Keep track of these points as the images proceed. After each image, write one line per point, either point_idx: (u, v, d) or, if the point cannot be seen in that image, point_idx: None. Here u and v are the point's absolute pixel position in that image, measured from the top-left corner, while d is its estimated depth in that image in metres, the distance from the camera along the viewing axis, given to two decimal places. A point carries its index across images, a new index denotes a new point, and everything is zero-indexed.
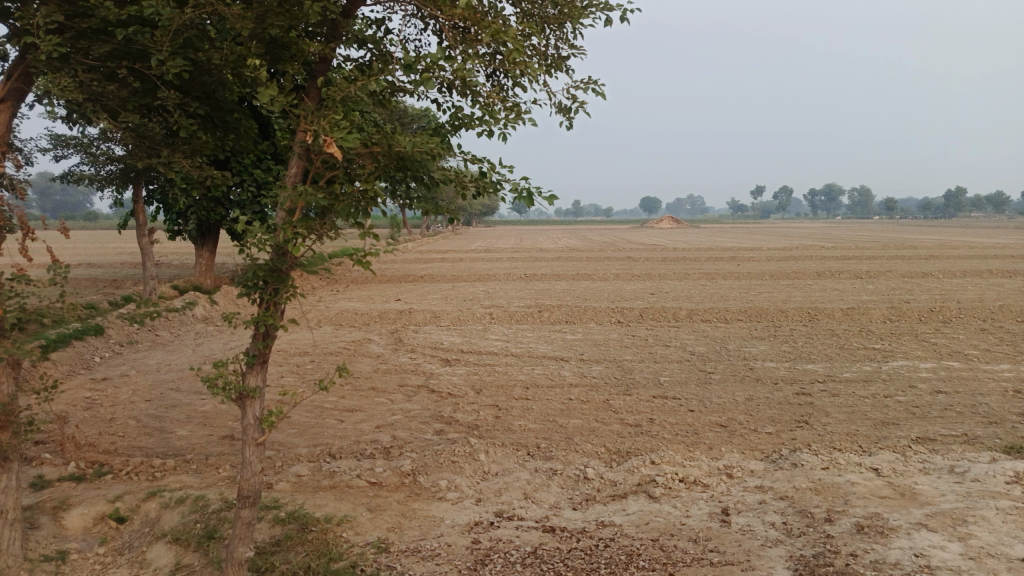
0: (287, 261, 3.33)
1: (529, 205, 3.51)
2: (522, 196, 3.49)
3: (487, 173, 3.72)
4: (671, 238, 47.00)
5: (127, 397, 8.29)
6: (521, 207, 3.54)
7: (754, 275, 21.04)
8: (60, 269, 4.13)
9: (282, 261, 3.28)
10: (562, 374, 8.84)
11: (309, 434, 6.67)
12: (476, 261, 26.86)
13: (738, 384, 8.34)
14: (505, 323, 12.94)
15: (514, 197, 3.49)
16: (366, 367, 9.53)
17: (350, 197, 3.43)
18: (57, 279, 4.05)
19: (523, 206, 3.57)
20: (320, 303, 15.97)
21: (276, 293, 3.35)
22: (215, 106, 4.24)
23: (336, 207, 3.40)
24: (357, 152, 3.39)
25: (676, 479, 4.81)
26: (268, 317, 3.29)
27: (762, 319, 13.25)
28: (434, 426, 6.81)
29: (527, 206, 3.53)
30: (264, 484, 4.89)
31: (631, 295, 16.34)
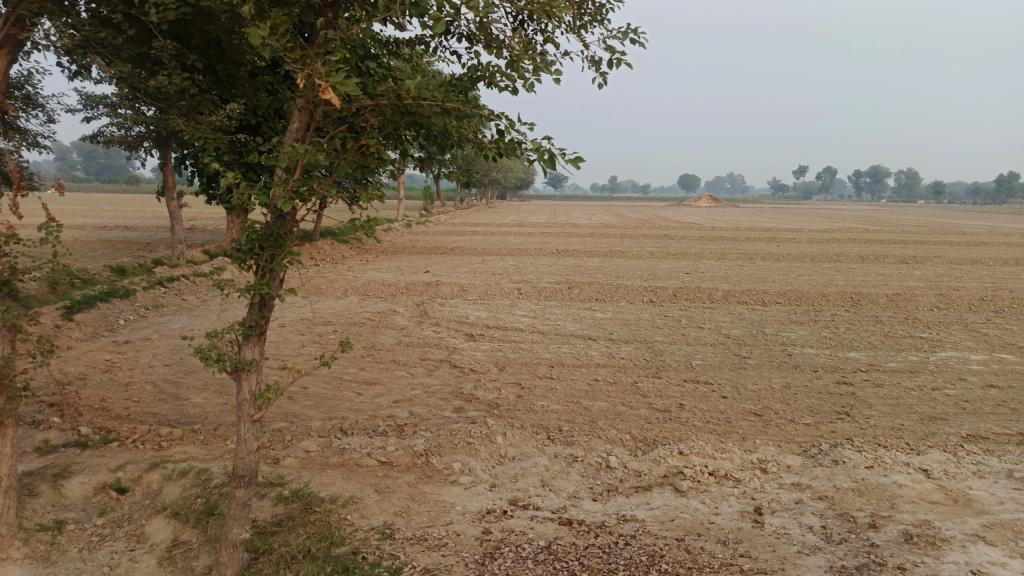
0: (285, 224, 3.05)
1: (551, 168, 3.16)
2: (543, 159, 3.14)
3: (507, 132, 3.37)
4: (709, 217, 46.16)
5: (147, 361, 8.20)
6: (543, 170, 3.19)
7: (794, 257, 20.40)
8: (53, 229, 3.96)
9: (279, 224, 3.01)
10: (589, 353, 8.53)
11: (324, 407, 6.47)
12: (508, 235, 26.51)
13: (774, 371, 7.93)
14: (533, 299, 12.63)
15: (535, 159, 3.14)
16: (389, 339, 9.32)
17: (355, 155, 3.13)
18: (49, 239, 3.87)
19: (545, 168, 3.22)
20: (348, 272, 15.82)
21: (273, 259, 3.07)
22: (217, 58, 3.98)
23: (339, 165, 3.09)
24: (362, 104, 3.08)
25: (705, 472, 4.49)
26: (263, 285, 3.02)
27: (802, 303, 12.73)
28: (454, 403, 6.56)
29: (549, 170, 3.18)
30: (271, 459, 4.68)
31: (665, 274, 15.90)
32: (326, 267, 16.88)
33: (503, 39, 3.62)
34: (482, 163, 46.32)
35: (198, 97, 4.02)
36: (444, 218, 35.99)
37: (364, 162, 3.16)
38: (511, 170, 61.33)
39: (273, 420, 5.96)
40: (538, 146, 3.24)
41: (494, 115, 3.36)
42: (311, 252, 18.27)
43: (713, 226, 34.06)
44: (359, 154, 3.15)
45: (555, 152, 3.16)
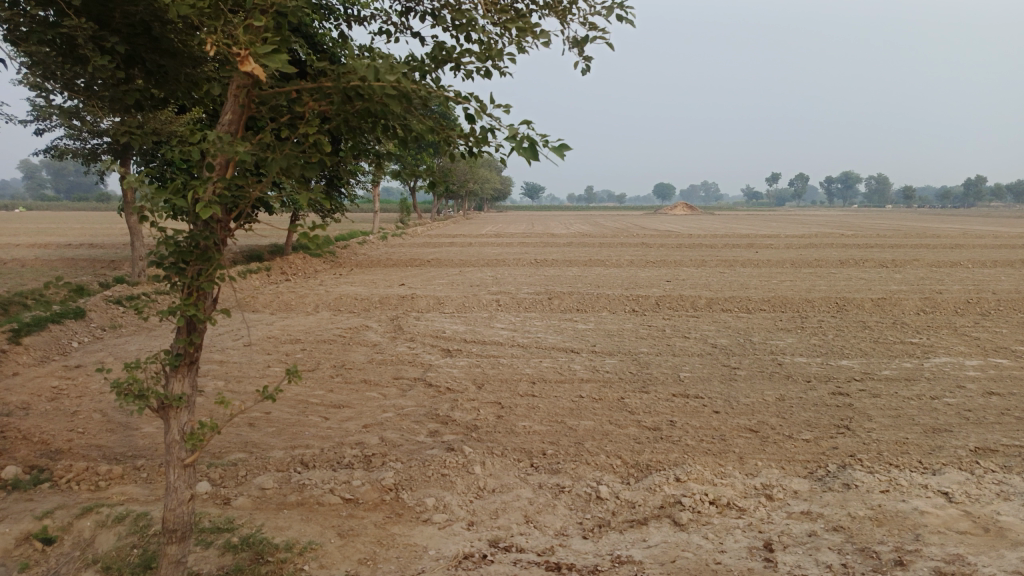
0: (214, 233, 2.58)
1: (532, 159, 2.70)
2: (522, 147, 2.68)
3: (477, 119, 2.92)
4: (685, 224, 46.13)
5: (97, 387, 7.61)
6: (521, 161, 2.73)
7: (775, 262, 20.19)
8: None
9: (204, 232, 2.54)
10: (572, 367, 8.08)
11: (287, 434, 5.94)
12: (485, 245, 26.08)
13: (766, 382, 7.53)
14: (512, 310, 12.18)
15: (512, 147, 2.68)
16: (360, 357, 8.82)
17: (295, 148, 2.67)
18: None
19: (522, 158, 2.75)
20: (320, 287, 15.26)
21: (200, 275, 2.59)
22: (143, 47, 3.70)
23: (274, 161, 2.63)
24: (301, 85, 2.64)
25: (705, 502, 4.05)
26: (187, 305, 2.52)
27: (787, 309, 12.40)
28: (428, 427, 6.09)
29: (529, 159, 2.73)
30: (221, 500, 4.17)
31: (646, 282, 15.54)
32: (296, 282, 16.29)
33: (473, 15, 3.20)
34: (459, 171, 45.78)
35: (122, 85, 3.70)
36: (420, 230, 35.49)
37: (305, 159, 2.69)
38: (487, 180, 61.12)
39: (230, 453, 5.43)
40: (513, 132, 2.77)
41: (461, 97, 2.91)
42: (283, 266, 17.69)
43: (692, 234, 33.90)
44: (300, 149, 2.69)
45: (536, 138, 2.71)
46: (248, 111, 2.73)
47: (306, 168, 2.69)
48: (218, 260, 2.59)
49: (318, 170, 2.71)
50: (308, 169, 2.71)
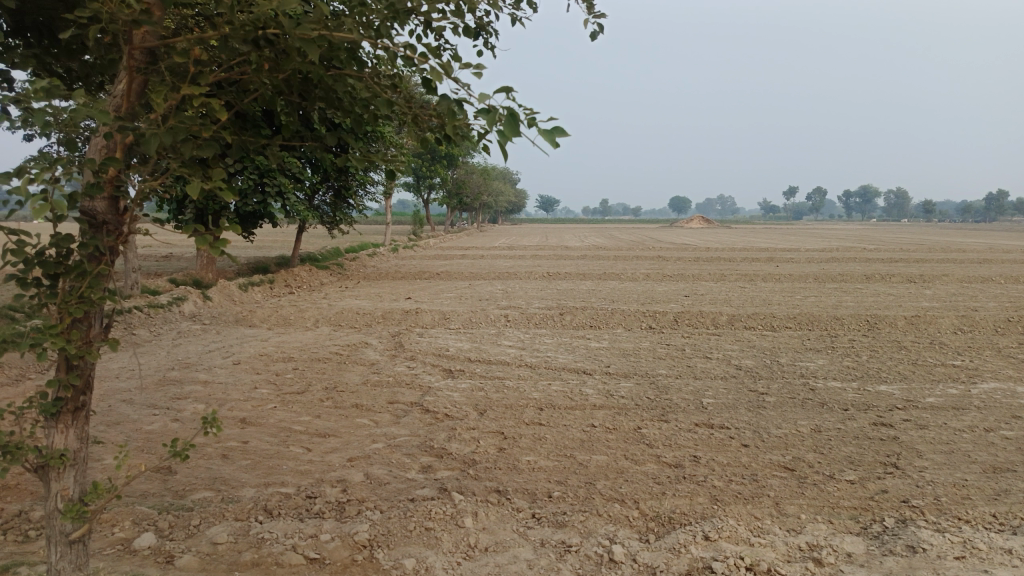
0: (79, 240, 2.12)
1: (514, 140, 2.14)
2: (500, 121, 2.12)
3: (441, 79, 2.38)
4: (699, 237, 45.35)
5: None
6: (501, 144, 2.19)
7: (797, 277, 19.39)
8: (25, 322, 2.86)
9: (64, 237, 2.08)
10: (584, 391, 7.37)
11: (261, 470, 5.29)
12: (497, 258, 25.44)
13: (798, 411, 6.78)
14: (521, 327, 11.50)
15: (486, 124, 2.13)
16: (356, 378, 8.17)
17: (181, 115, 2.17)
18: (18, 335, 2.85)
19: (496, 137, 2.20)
20: (323, 301, 14.65)
21: (71, 294, 2.13)
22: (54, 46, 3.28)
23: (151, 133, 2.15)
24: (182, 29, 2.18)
25: (740, 567, 3.36)
26: (48, 334, 2.05)
27: (814, 328, 11.64)
28: (420, 461, 5.42)
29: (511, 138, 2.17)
30: (164, 559, 3.52)
31: (663, 297, 14.80)
32: (300, 295, 15.72)
33: None
34: (473, 182, 45.18)
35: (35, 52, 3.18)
36: (432, 242, 34.96)
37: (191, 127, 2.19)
38: (500, 193, 60.69)
39: (194, 493, 4.79)
40: (487, 102, 2.20)
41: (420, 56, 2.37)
42: (287, 278, 17.14)
43: (709, 247, 33.09)
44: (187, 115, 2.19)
45: (516, 113, 2.14)
46: (135, 75, 2.38)
47: (198, 145, 2.36)
48: (93, 274, 2.15)
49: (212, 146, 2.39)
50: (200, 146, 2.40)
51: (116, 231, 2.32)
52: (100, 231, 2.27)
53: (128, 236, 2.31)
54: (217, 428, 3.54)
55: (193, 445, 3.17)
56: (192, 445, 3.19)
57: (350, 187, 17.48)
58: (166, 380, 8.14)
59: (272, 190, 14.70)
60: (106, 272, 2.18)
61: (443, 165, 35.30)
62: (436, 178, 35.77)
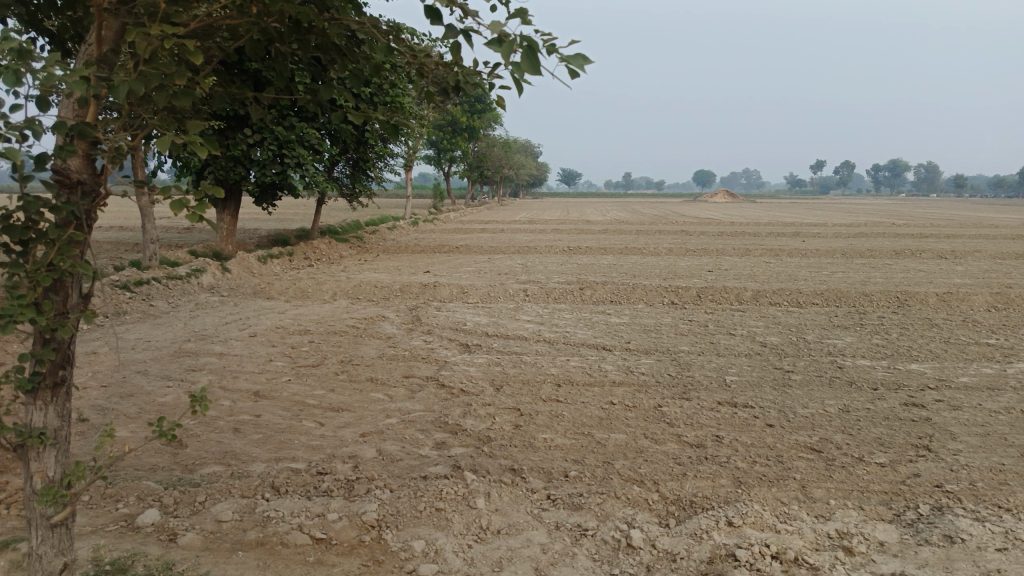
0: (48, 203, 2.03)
1: (533, 74, 1.97)
2: (516, 54, 1.94)
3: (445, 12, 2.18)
4: (722, 212, 44.70)
5: (84, 380, 6.93)
6: (519, 79, 2.02)
7: (824, 252, 18.94)
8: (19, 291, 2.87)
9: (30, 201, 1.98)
10: (603, 368, 7.19)
11: (272, 444, 5.19)
12: (517, 232, 25.20)
13: (826, 390, 6.55)
14: (540, 302, 11.31)
15: (502, 57, 1.94)
16: (371, 351, 8.06)
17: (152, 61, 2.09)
18: None
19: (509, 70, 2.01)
20: (342, 274, 14.54)
21: (42, 264, 2.04)
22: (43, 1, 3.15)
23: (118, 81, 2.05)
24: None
25: (766, 554, 3.19)
26: (16, 304, 1.98)
27: (842, 304, 11.32)
28: (434, 438, 5.29)
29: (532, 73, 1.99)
30: (167, 537, 3.41)
31: (686, 272, 14.51)
32: (319, 268, 15.65)
33: None
34: (494, 155, 44.78)
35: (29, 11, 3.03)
36: (452, 216, 34.76)
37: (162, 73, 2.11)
38: (522, 167, 60.12)
39: (203, 468, 4.69)
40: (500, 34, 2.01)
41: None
42: (306, 251, 17.08)
43: (732, 221, 32.55)
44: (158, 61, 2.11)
45: (534, 44, 1.96)
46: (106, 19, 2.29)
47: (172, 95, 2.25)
48: (65, 242, 2.06)
49: (186, 97, 2.23)
50: (172, 98, 2.28)
51: (92, 192, 2.27)
52: (74, 192, 2.21)
53: (105, 197, 2.26)
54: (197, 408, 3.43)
55: (178, 425, 3.05)
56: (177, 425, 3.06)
57: (368, 159, 17.33)
58: (182, 352, 8.07)
59: (291, 161, 14.55)
60: (78, 238, 2.09)
61: (464, 138, 34.99)
62: (457, 151, 35.47)
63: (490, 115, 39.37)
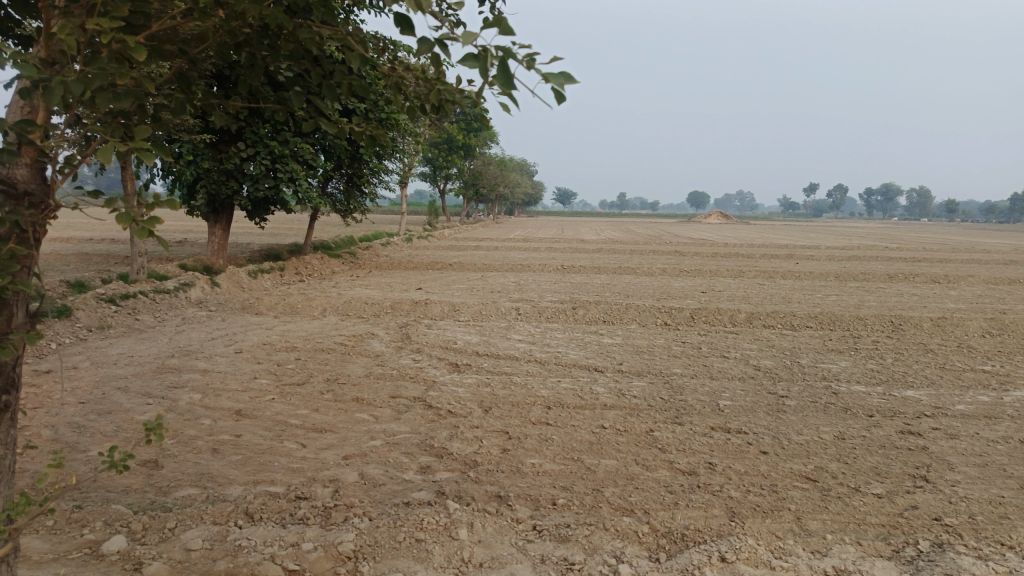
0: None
1: (506, 84, 1.86)
2: (488, 64, 1.84)
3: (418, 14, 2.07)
4: (716, 233, 44.80)
5: (62, 395, 6.73)
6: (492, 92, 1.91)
7: (818, 275, 18.90)
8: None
9: None
10: (594, 390, 7.05)
11: (251, 466, 5.02)
12: (511, 250, 25.13)
13: (821, 416, 6.43)
14: (532, 321, 11.18)
15: (471, 66, 1.84)
16: (358, 370, 7.89)
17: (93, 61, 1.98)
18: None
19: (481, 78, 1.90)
20: (332, 289, 14.40)
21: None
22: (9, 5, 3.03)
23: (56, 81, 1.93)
24: None
25: None
26: None
27: (836, 328, 11.23)
28: (419, 461, 5.13)
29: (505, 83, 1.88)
30: (131, 566, 3.25)
31: (679, 293, 14.42)
32: (310, 283, 15.51)
33: None
34: (490, 173, 44.84)
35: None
36: (446, 233, 34.68)
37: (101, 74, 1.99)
38: (516, 185, 60.25)
39: (178, 490, 4.52)
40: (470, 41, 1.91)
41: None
42: (298, 266, 16.94)
43: (726, 242, 32.59)
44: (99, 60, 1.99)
45: (506, 53, 1.86)
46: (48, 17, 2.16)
47: (117, 97, 2.12)
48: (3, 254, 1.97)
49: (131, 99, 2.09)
50: (118, 101, 2.12)
51: (40, 204, 2.18)
52: (19, 202, 2.13)
53: (53, 209, 2.17)
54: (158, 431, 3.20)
55: (131, 455, 2.84)
56: (131, 454, 2.85)
57: (362, 175, 17.23)
58: (164, 368, 7.89)
59: (284, 175, 14.41)
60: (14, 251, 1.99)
61: (459, 156, 35.02)
62: (452, 168, 35.46)
63: (486, 133, 39.47)
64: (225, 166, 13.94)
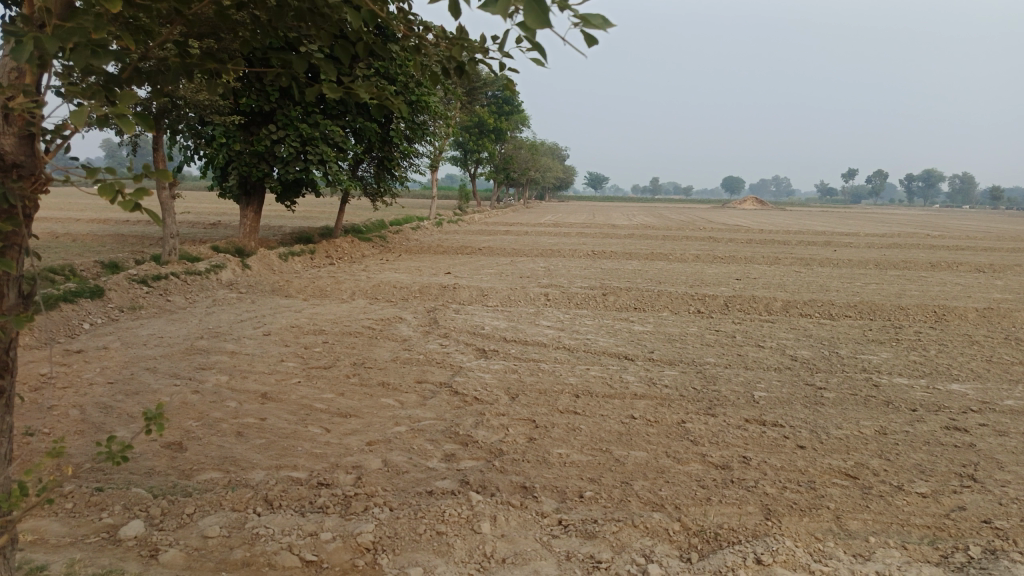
0: None
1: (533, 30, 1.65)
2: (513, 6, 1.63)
3: None
4: (751, 219, 44.05)
5: (92, 375, 6.75)
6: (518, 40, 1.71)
7: (856, 263, 18.41)
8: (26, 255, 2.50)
9: None
10: (625, 379, 6.87)
11: (274, 450, 4.96)
12: (541, 235, 24.95)
13: (860, 410, 6.18)
14: (562, 307, 11.02)
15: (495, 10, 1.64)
16: (385, 354, 7.82)
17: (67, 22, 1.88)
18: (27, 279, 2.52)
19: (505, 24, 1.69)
20: (362, 273, 14.38)
21: None
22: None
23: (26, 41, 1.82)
24: None
25: None
26: None
27: (876, 318, 10.88)
28: (443, 449, 5.02)
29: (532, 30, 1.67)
30: (147, 553, 3.18)
31: (712, 280, 14.11)
32: (340, 266, 15.52)
33: None
34: (521, 157, 44.59)
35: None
36: (477, 217, 34.58)
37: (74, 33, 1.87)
38: (548, 170, 59.96)
39: (200, 474, 4.47)
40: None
41: None
42: (328, 249, 16.96)
43: (760, 229, 31.99)
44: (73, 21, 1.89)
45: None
46: None
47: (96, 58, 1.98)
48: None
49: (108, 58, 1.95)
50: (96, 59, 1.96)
51: (30, 175, 2.15)
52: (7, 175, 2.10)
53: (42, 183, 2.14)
54: (159, 423, 2.90)
55: (128, 447, 2.59)
56: (128, 447, 2.60)
57: (392, 158, 17.13)
58: (193, 349, 7.89)
59: (314, 158, 14.35)
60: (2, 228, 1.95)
61: (491, 140, 34.78)
62: (483, 153, 35.24)
63: (518, 116, 39.17)
64: (256, 148, 13.92)
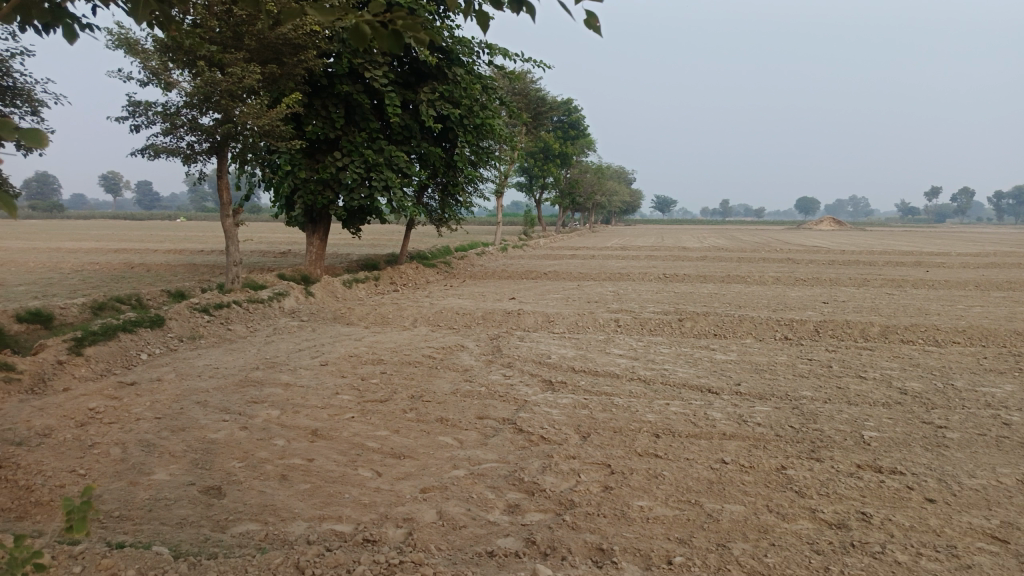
0: None
1: None
2: None
3: None
4: (826, 241, 42.47)
5: (141, 409, 6.43)
6: None
7: (954, 283, 17.00)
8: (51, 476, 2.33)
9: None
10: (710, 415, 6.11)
11: (319, 498, 4.43)
12: (610, 258, 24.27)
13: (995, 455, 5.25)
14: (633, 333, 10.31)
15: None
16: (445, 386, 7.27)
17: None
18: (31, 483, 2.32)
19: None
20: (426, 299, 14.00)
21: None
22: None
23: None
24: None
25: None
26: None
27: (990, 344, 9.71)
28: (507, 499, 4.39)
29: None
30: None
31: (796, 303, 13.14)
32: (404, 293, 15.23)
33: None
34: (587, 181, 44.20)
35: None
36: (542, 241, 34.20)
37: None
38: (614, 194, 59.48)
39: (235, 526, 3.97)
40: None
41: None
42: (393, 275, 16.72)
43: (842, 251, 30.40)
44: None
45: None
46: None
47: None
48: None
49: None
50: None
51: None
52: None
53: None
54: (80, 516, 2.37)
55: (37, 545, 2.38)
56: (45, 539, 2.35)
57: (457, 183, 16.79)
58: (246, 381, 7.52)
59: (378, 184, 14.07)
60: None
61: (557, 165, 34.46)
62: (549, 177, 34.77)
63: (584, 140, 38.80)
64: (320, 175, 13.73)
